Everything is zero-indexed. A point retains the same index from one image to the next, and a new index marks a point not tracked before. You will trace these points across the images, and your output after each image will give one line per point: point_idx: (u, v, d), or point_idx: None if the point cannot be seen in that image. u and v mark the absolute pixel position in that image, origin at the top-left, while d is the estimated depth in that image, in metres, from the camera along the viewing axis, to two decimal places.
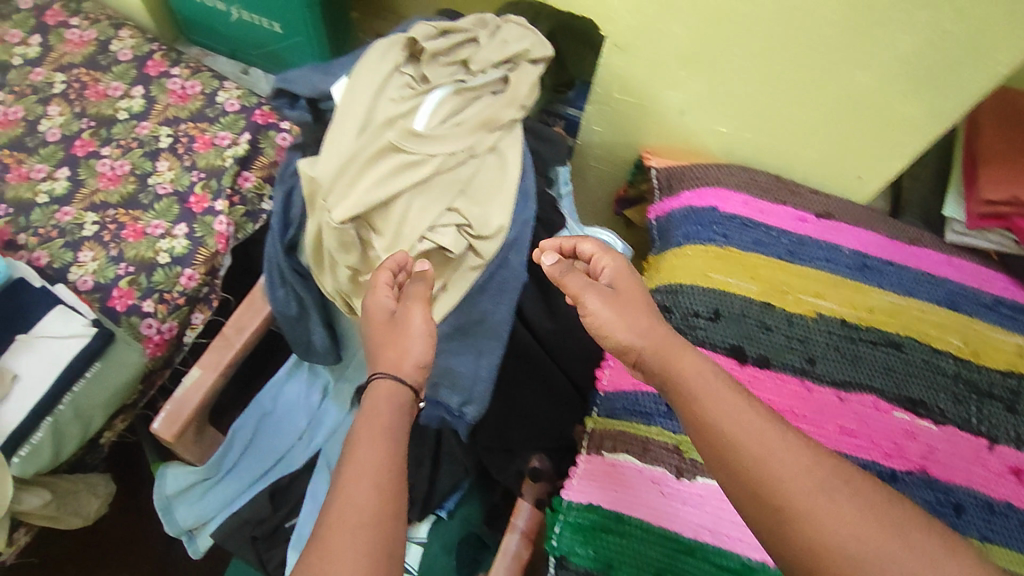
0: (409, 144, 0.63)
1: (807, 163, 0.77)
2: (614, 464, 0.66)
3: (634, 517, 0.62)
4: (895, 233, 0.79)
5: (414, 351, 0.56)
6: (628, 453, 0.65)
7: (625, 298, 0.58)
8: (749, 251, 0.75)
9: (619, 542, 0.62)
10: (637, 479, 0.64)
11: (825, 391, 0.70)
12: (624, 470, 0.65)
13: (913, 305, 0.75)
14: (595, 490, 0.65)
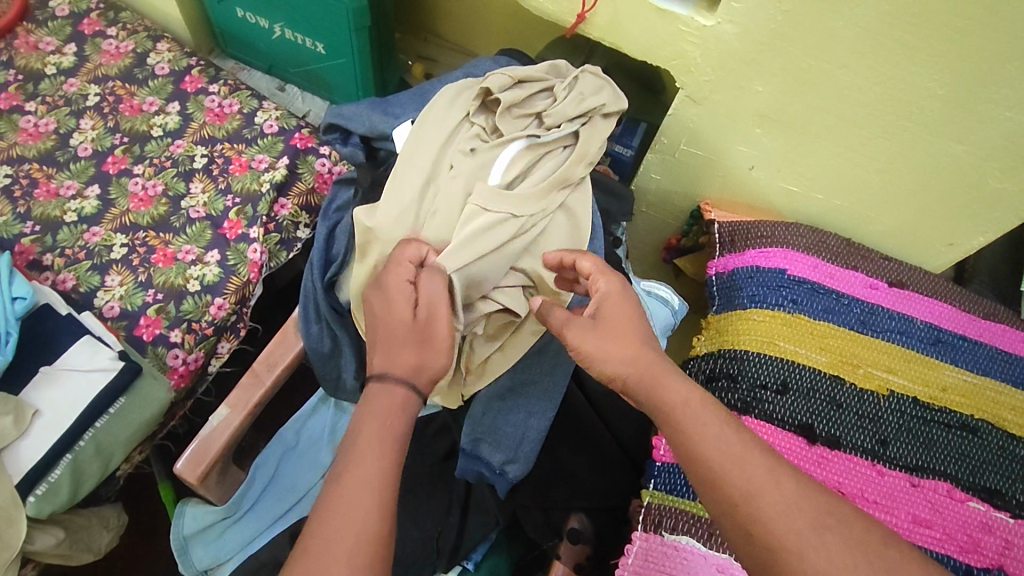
0: (489, 204, 0.59)
1: (883, 229, 0.75)
2: (676, 547, 0.60)
3: None
4: (969, 305, 0.73)
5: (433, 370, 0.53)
6: (692, 536, 0.60)
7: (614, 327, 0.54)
8: (819, 319, 0.70)
9: None
10: (701, 566, 0.59)
11: (898, 476, 0.63)
12: (687, 555, 0.59)
13: (989, 386, 0.69)
14: (653, 574, 0.59)
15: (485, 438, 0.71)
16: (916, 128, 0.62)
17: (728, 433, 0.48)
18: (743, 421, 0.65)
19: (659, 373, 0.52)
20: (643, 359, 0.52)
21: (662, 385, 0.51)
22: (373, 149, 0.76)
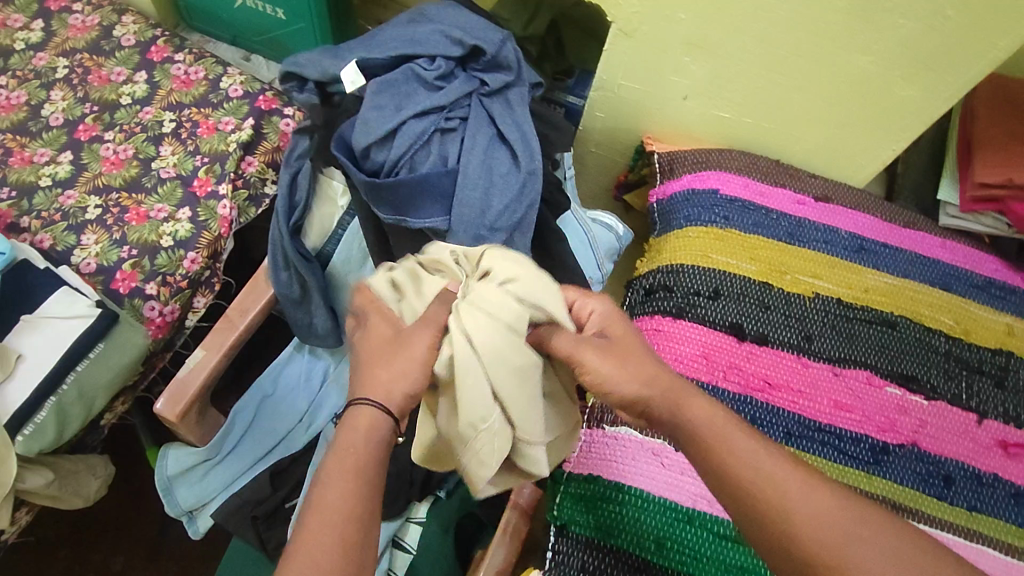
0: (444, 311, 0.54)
1: (807, 148, 0.80)
2: (615, 438, 0.64)
3: (635, 488, 0.61)
4: (889, 215, 0.78)
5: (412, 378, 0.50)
6: (629, 426, 0.64)
7: (621, 349, 0.53)
8: (749, 233, 0.75)
9: (619, 511, 0.60)
10: (638, 452, 0.63)
11: (822, 367, 0.68)
12: (625, 443, 0.64)
13: (907, 286, 0.74)
14: (596, 464, 0.64)
15: None
16: (825, 43, 0.67)
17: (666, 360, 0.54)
18: (678, 324, 0.70)
19: (682, 391, 0.52)
20: (665, 378, 0.52)
21: (686, 398, 0.51)
22: (328, 94, 0.80)
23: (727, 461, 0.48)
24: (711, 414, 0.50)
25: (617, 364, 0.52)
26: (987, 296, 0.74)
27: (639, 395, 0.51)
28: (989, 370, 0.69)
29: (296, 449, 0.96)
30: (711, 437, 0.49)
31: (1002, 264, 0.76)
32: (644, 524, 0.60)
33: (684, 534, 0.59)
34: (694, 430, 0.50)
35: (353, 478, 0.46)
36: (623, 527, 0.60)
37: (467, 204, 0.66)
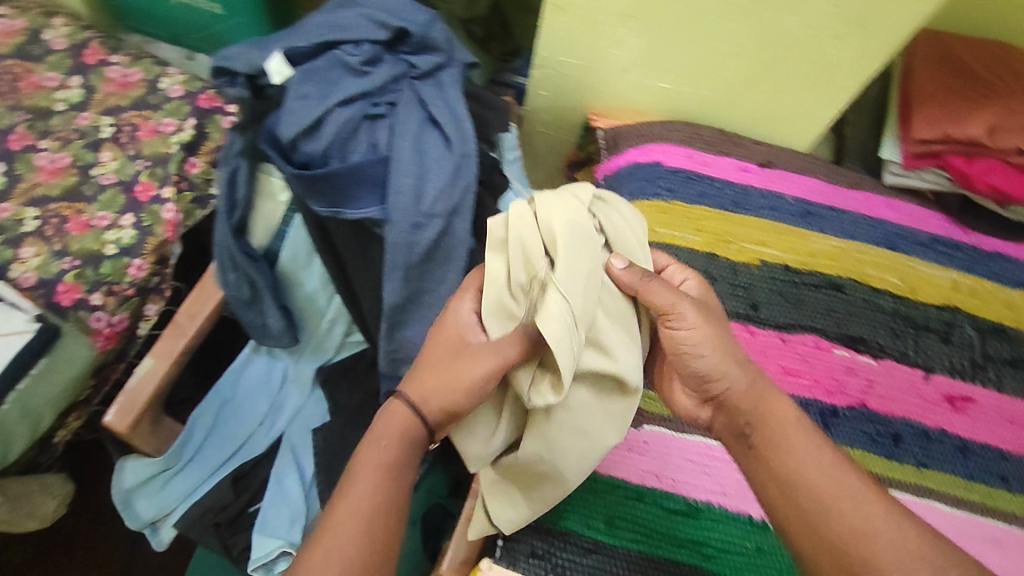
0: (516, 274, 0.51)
1: (747, 114, 0.79)
2: None
3: None
4: (834, 177, 0.78)
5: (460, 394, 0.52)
6: None
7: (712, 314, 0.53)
8: (693, 204, 0.74)
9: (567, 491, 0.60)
10: None
11: (769, 334, 0.67)
12: None
13: (853, 248, 0.73)
14: None
15: (403, 357, 0.76)
16: (756, 6, 0.66)
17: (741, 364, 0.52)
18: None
19: (768, 393, 0.51)
20: (753, 374, 0.52)
21: (772, 397, 0.51)
22: (259, 88, 0.77)
23: (798, 463, 0.47)
24: (792, 416, 0.50)
25: (714, 334, 0.51)
26: (933, 253, 0.74)
27: (723, 372, 0.51)
28: (934, 327, 0.69)
29: (258, 453, 0.94)
30: (788, 439, 0.48)
31: (946, 220, 0.77)
32: (592, 503, 0.59)
33: (632, 510, 0.59)
34: (768, 432, 0.49)
35: (382, 475, 0.52)
36: (571, 508, 0.59)
37: (401, 191, 0.64)
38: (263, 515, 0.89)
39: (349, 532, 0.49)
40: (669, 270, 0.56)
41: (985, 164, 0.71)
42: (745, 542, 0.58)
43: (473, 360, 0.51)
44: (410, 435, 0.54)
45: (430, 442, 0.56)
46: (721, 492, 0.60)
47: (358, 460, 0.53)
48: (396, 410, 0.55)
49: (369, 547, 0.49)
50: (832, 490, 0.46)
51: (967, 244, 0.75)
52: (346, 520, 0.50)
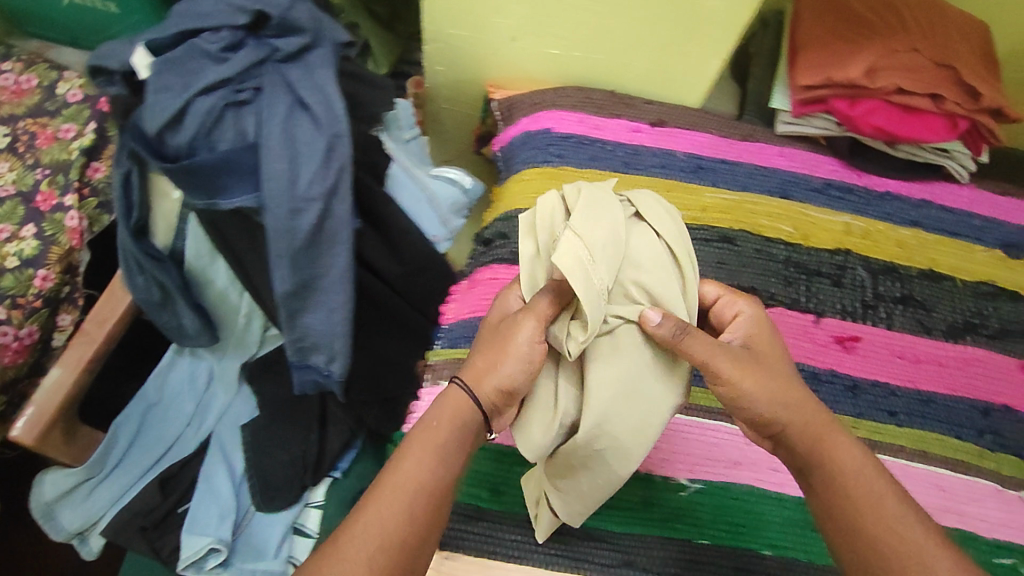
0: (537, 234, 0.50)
1: (637, 71, 0.78)
2: None
3: None
4: (728, 130, 0.77)
5: (506, 370, 0.48)
6: None
7: (764, 360, 0.49)
8: (584, 167, 0.73)
9: None
10: None
11: None
12: None
13: (745, 199, 0.73)
14: None
15: (307, 345, 0.75)
16: None
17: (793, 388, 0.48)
18: (510, 270, 0.68)
19: (829, 433, 0.48)
20: (809, 412, 0.48)
21: (834, 441, 0.47)
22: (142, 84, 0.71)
23: (868, 517, 0.44)
24: (861, 462, 0.46)
25: (760, 376, 0.47)
26: (826, 198, 0.74)
27: (775, 414, 0.47)
28: (826, 272, 0.70)
29: (187, 452, 0.93)
30: (853, 491, 0.45)
31: (840, 165, 0.76)
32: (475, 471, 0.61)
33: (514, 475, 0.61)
34: (830, 470, 0.46)
35: (436, 460, 0.46)
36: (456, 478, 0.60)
37: (273, 177, 0.63)
38: (191, 515, 0.88)
39: (381, 512, 0.43)
40: (721, 302, 0.53)
41: (868, 106, 0.70)
42: (631, 496, 0.59)
43: (509, 330, 0.49)
44: (464, 421, 0.48)
45: (486, 431, 0.50)
46: None
47: (409, 438, 0.47)
48: (457, 393, 0.49)
49: (401, 536, 0.43)
50: (900, 540, 0.42)
51: (860, 187, 0.75)
52: (382, 499, 0.44)
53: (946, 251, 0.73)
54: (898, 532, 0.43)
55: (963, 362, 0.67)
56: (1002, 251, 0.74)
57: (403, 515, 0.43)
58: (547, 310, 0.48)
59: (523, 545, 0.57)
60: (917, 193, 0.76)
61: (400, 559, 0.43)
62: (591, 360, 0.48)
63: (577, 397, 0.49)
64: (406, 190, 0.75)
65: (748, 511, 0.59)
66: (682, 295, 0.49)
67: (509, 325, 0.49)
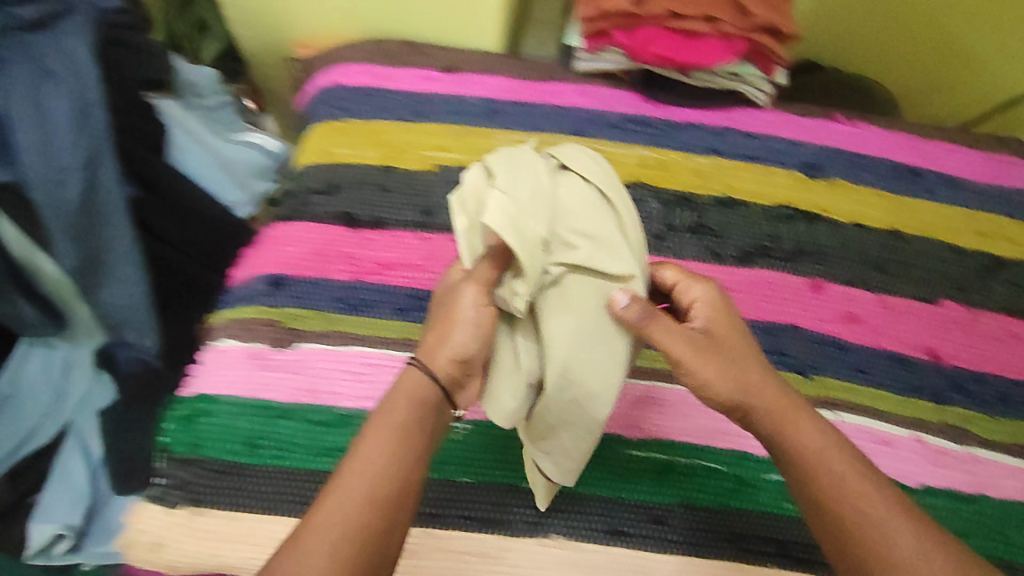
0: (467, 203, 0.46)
1: (430, 18, 0.76)
2: (217, 351, 0.64)
3: (226, 395, 0.62)
4: (524, 72, 0.76)
5: (459, 341, 0.45)
6: (229, 336, 0.64)
7: (721, 348, 0.48)
8: (370, 119, 0.72)
9: (212, 422, 0.61)
10: (236, 359, 0.63)
11: (442, 238, 0.67)
12: (224, 354, 0.63)
13: (540, 139, 0.71)
14: (200, 378, 0.63)
15: (110, 322, 0.70)
16: None
17: (761, 376, 0.47)
18: (289, 227, 0.68)
19: (791, 413, 0.46)
20: (775, 394, 0.47)
21: (796, 423, 0.45)
22: None
23: (844, 498, 0.42)
24: (821, 444, 0.44)
25: (715, 361, 0.47)
26: (622, 132, 0.73)
27: (741, 398, 0.46)
28: None
29: (28, 447, 0.70)
30: (820, 473, 0.43)
31: (639, 99, 0.75)
32: (234, 427, 0.61)
33: (274, 428, 0.60)
34: (792, 448, 0.45)
35: (394, 438, 0.42)
36: (215, 435, 0.60)
37: (26, 151, 0.58)
38: (46, 509, 0.66)
39: (351, 498, 0.39)
40: (680, 286, 0.51)
41: (645, 34, 0.68)
42: None
43: (452, 302, 0.46)
44: (422, 399, 0.44)
45: (449, 408, 0.46)
46: (376, 397, 0.61)
47: (370, 421, 0.43)
48: (409, 373, 0.45)
49: (371, 522, 0.38)
50: (861, 517, 0.41)
51: (658, 119, 0.74)
52: (351, 482, 0.39)
53: (743, 176, 0.72)
54: (859, 515, 0.41)
55: (754, 287, 0.67)
56: (802, 172, 0.72)
57: (368, 498, 0.39)
58: (489, 273, 0.46)
59: (276, 495, 0.58)
60: (716, 121, 0.74)
61: (375, 546, 0.38)
62: (544, 315, 0.45)
63: (539, 353, 0.47)
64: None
65: (520, 450, 0.61)
66: (621, 236, 0.47)
67: (453, 298, 0.47)
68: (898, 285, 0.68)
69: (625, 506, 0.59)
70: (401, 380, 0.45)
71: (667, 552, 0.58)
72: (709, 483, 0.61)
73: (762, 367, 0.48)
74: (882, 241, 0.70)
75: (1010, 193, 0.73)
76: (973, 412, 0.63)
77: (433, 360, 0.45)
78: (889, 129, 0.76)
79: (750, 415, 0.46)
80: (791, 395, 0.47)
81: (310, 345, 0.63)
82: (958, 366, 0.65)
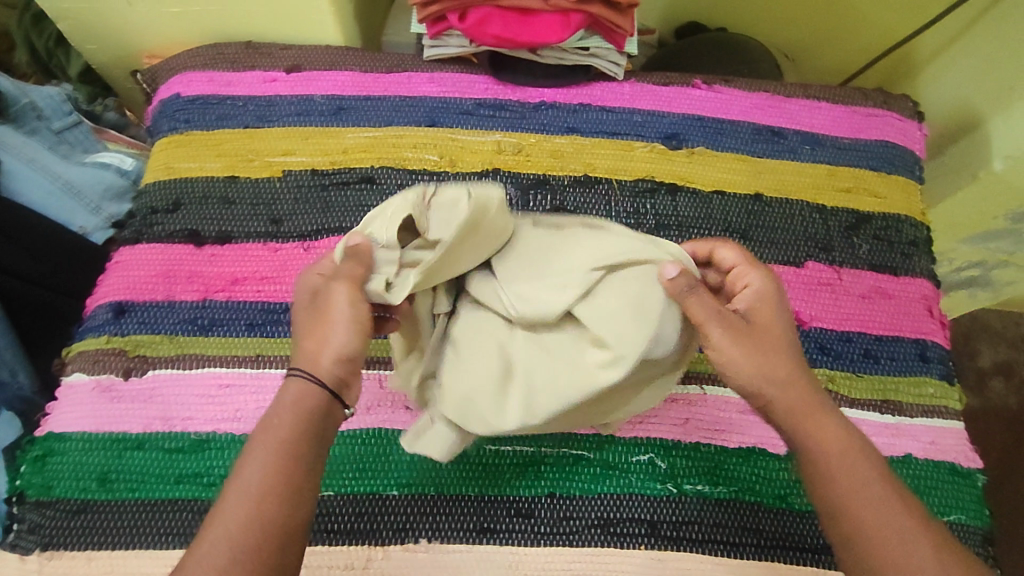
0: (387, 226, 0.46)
1: (267, 16, 0.73)
2: (65, 387, 0.61)
3: (76, 432, 0.60)
4: (373, 64, 0.73)
5: (336, 340, 0.45)
6: (78, 370, 0.62)
7: (763, 335, 0.48)
8: (213, 129, 0.70)
9: (63, 461, 0.59)
10: (86, 394, 0.61)
11: (292, 247, 0.66)
12: (74, 389, 0.61)
13: (390, 135, 0.70)
14: (53, 416, 0.61)
15: None
16: None
17: (793, 372, 0.48)
18: (134, 250, 0.66)
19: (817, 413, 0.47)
20: (803, 389, 0.47)
21: (816, 420, 0.46)
22: None
23: (850, 497, 0.44)
24: (842, 443, 0.45)
25: (749, 349, 0.47)
26: (476, 119, 0.71)
27: (768, 390, 0.47)
28: None
29: None
30: (835, 472, 0.45)
31: (492, 82, 0.72)
32: (85, 464, 0.58)
33: (129, 460, 0.59)
34: (811, 446, 0.46)
35: (279, 453, 0.42)
36: (66, 474, 0.58)
37: None
38: None
39: (234, 519, 0.40)
40: (737, 271, 0.52)
41: (479, 15, 0.66)
42: None
43: (327, 306, 0.45)
44: (307, 407, 0.44)
45: (339, 407, 0.46)
46: (229, 417, 0.60)
47: (254, 438, 0.43)
48: (289, 383, 0.45)
49: (254, 539, 0.39)
50: (873, 517, 0.43)
51: (513, 101, 0.72)
52: (233, 503, 0.40)
53: (601, 153, 0.70)
54: (866, 513, 0.43)
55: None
56: (662, 144, 0.71)
57: (249, 517, 0.40)
58: (354, 270, 0.45)
59: (132, 530, 0.56)
60: (572, 98, 0.72)
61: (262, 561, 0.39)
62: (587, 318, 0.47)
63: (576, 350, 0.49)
64: (31, 181, 0.71)
65: (383, 455, 0.59)
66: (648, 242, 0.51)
67: (322, 305, 0.46)
68: (762, 250, 0.67)
69: (494, 504, 0.58)
70: (282, 392, 0.44)
71: (536, 546, 0.57)
72: (580, 470, 0.59)
73: (795, 356, 0.48)
74: (743, 207, 0.69)
75: (873, 145, 0.72)
76: (836, 371, 0.63)
77: (319, 364, 0.45)
78: (751, 90, 0.74)
79: (771, 406, 0.47)
80: (817, 390, 0.48)
81: (162, 371, 0.61)
82: (821, 328, 0.64)
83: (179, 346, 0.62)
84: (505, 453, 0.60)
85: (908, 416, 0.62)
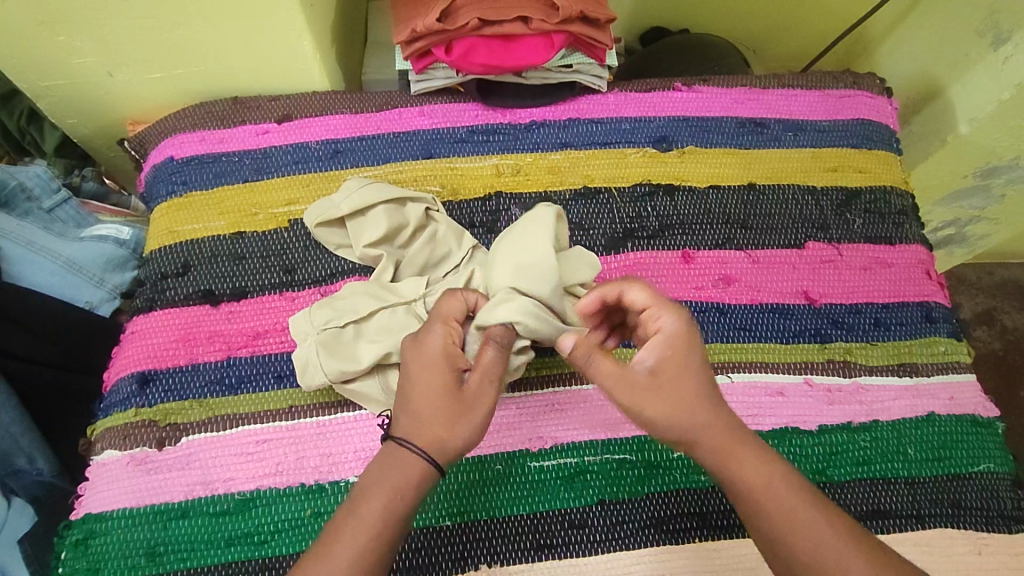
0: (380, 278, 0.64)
1: (251, 70, 0.74)
2: (99, 466, 0.60)
3: (116, 510, 0.58)
4: (361, 105, 0.74)
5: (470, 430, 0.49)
6: (109, 447, 0.60)
7: (671, 391, 0.49)
8: (213, 187, 0.70)
9: (105, 542, 0.57)
10: (120, 470, 0.60)
11: (310, 293, 0.66)
12: (108, 467, 0.60)
13: (390, 172, 0.71)
14: (89, 496, 0.59)
15: None
16: None
17: (711, 422, 0.48)
18: (149, 317, 0.65)
19: (733, 452, 0.48)
20: (717, 428, 0.48)
21: (735, 458, 0.47)
22: None
23: (779, 528, 0.45)
24: (760, 477, 0.47)
25: (662, 407, 0.48)
26: (471, 145, 0.72)
27: (686, 438, 0.48)
28: (479, 221, 0.69)
29: None
30: (761, 501, 0.46)
31: (482, 108, 0.74)
32: (130, 541, 0.57)
33: (175, 531, 0.57)
34: (738, 483, 0.47)
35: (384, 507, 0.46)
36: (110, 556, 0.57)
37: None
38: None
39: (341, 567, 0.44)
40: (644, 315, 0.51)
41: (464, 46, 0.68)
42: (301, 510, 0.58)
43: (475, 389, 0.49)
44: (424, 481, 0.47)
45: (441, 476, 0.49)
46: (272, 472, 0.59)
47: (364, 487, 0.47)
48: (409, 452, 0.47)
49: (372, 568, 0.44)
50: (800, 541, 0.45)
51: (504, 124, 0.73)
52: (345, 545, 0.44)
53: (598, 164, 0.72)
54: (823, 556, 0.44)
55: (627, 271, 0.67)
56: (653, 147, 0.73)
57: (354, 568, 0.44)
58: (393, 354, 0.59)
59: None
60: (561, 115, 0.74)
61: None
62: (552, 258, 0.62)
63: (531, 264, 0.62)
64: (33, 265, 0.72)
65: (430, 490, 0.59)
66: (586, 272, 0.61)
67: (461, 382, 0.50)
68: (763, 237, 0.69)
69: (550, 518, 0.59)
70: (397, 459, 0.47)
71: (594, 554, 0.58)
72: (626, 473, 0.61)
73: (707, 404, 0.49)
74: (738, 198, 0.71)
75: (850, 124, 0.76)
76: (852, 343, 0.66)
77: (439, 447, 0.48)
78: (729, 86, 0.77)
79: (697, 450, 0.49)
80: (728, 425, 0.49)
81: (194, 437, 0.60)
82: (831, 303, 0.67)
83: (210, 408, 0.62)
84: (551, 468, 0.60)
85: (926, 375, 0.65)
